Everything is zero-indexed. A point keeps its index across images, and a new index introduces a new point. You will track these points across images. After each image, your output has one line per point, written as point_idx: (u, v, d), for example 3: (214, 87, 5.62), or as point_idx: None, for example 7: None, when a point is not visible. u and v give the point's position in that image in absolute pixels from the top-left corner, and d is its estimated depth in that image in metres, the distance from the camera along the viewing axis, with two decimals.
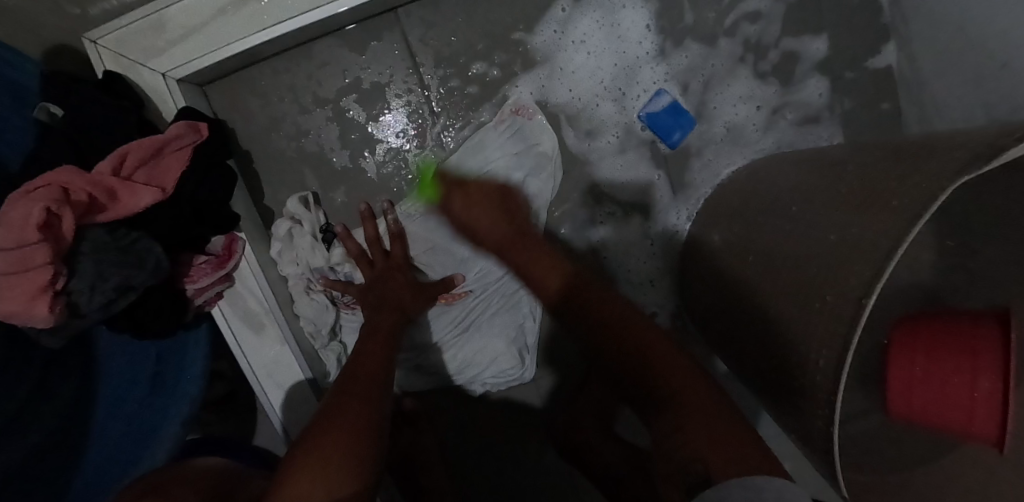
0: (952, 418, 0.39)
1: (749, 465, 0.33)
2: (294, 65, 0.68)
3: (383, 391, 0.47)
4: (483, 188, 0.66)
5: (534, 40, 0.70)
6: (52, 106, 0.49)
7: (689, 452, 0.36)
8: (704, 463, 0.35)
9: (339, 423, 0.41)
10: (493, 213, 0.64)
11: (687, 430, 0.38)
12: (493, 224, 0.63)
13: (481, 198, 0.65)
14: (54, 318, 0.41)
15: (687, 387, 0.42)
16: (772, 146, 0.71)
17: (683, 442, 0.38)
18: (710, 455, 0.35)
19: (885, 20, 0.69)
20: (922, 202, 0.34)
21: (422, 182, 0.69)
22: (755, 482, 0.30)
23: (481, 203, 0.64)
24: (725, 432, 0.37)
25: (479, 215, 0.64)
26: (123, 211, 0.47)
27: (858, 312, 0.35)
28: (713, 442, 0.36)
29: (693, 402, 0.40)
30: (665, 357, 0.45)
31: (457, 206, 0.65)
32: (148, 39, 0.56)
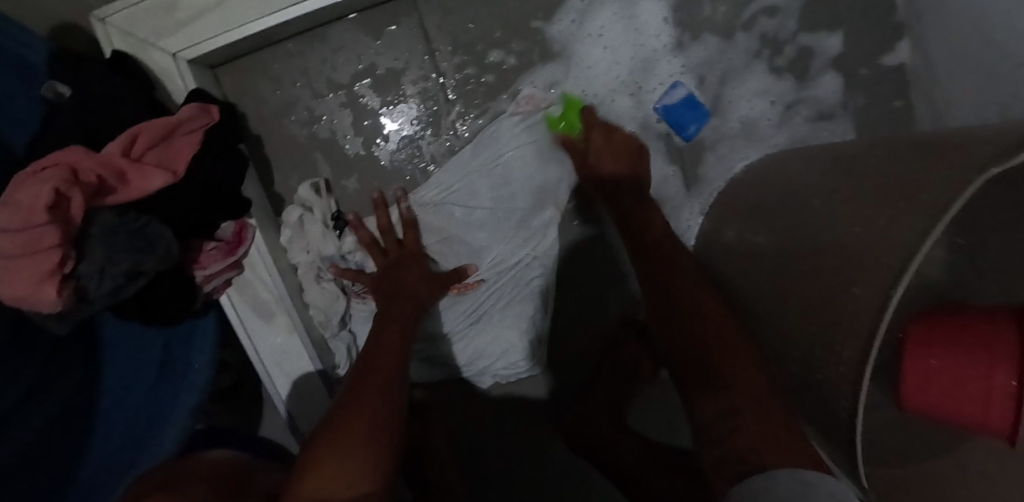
0: (966, 412, 0.39)
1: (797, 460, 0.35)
2: (307, 50, 0.67)
3: (399, 382, 0.47)
4: (623, 138, 0.68)
5: (551, 29, 0.69)
6: (60, 85, 0.47)
7: (740, 441, 0.39)
8: (761, 456, 0.36)
9: (355, 412, 0.41)
10: (623, 158, 0.67)
11: (743, 417, 0.40)
12: (609, 157, 0.66)
13: (619, 143, 0.67)
14: (62, 303, 0.40)
15: (740, 371, 0.44)
16: (785, 141, 0.71)
17: (738, 427, 0.40)
18: (762, 447, 0.37)
19: (899, 18, 0.69)
20: (950, 196, 0.34)
21: (564, 111, 0.67)
22: (806, 475, 0.32)
23: (610, 155, 0.66)
24: (773, 419, 0.39)
25: (607, 164, 0.66)
26: (133, 193, 0.45)
27: (885, 305, 0.35)
28: (764, 431, 0.38)
29: (751, 393, 0.42)
30: (733, 351, 0.46)
31: (596, 143, 0.66)
32: (160, 18, 0.55)
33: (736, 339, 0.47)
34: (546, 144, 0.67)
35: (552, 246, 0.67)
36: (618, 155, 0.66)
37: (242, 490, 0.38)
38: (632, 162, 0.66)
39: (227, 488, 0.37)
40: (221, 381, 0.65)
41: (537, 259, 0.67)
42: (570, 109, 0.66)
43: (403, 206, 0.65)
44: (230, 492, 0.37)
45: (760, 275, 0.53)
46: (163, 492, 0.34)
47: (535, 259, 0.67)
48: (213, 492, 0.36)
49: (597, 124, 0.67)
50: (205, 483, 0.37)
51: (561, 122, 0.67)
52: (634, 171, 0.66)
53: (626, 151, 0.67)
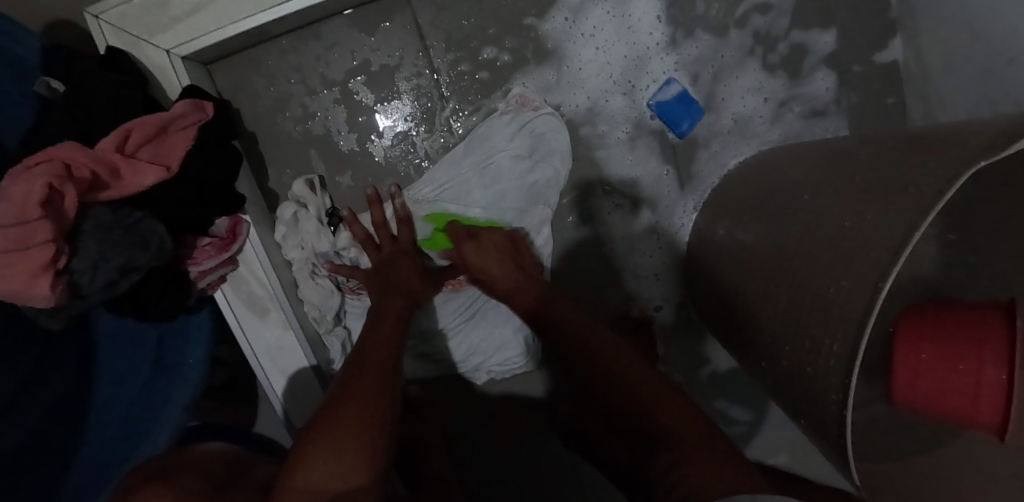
0: (955, 403, 0.39)
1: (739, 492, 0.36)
2: (301, 47, 0.67)
3: (391, 376, 0.47)
4: (495, 238, 0.64)
5: (544, 26, 0.69)
6: (53, 81, 0.48)
7: (688, 486, 0.39)
8: (720, 493, 0.36)
9: (348, 407, 0.41)
10: (500, 261, 0.62)
11: (684, 463, 0.42)
12: (511, 280, 0.61)
13: (494, 245, 0.64)
14: (55, 298, 0.39)
15: (675, 423, 0.47)
16: (778, 138, 0.72)
17: (685, 475, 0.40)
18: (712, 486, 0.38)
19: (893, 14, 0.69)
20: (935, 189, 0.34)
21: (433, 235, 0.67)
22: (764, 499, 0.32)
23: (491, 258, 0.62)
24: (714, 457, 0.42)
25: (495, 267, 0.62)
26: (126, 189, 0.45)
27: (873, 300, 0.35)
28: (712, 471, 0.39)
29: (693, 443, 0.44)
30: (657, 398, 0.50)
31: (466, 253, 0.63)
32: (154, 14, 0.54)
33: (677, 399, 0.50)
34: (541, 142, 0.68)
35: (547, 244, 0.68)
36: (499, 250, 0.63)
37: (235, 484, 0.38)
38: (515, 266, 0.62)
39: (222, 486, 0.37)
40: (216, 377, 0.65)
41: None
42: (438, 235, 0.67)
43: (397, 203, 0.64)
44: (220, 487, 0.37)
45: (750, 271, 0.54)
46: (152, 485, 0.34)
47: None
48: (205, 486, 0.36)
49: (459, 235, 0.64)
50: (202, 479, 0.37)
51: (430, 245, 0.67)
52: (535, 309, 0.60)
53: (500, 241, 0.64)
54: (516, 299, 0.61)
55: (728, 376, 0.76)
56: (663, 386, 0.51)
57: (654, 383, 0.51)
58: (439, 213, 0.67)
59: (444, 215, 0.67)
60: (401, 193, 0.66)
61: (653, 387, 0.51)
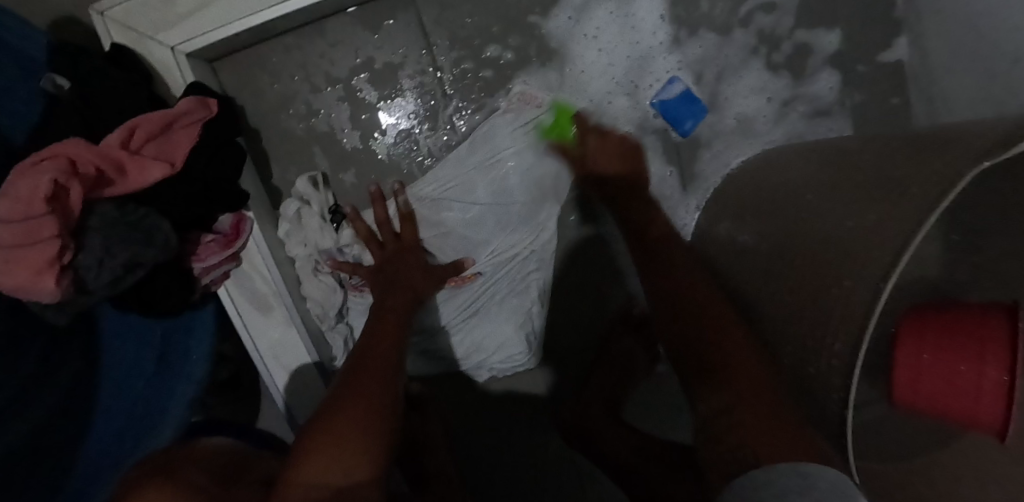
0: (957, 406, 0.40)
1: (791, 453, 0.32)
2: (305, 44, 0.67)
3: (394, 373, 0.47)
4: (617, 139, 0.68)
5: (548, 25, 0.69)
6: (59, 78, 0.47)
7: (735, 438, 0.36)
8: (755, 451, 0.34)
9: (353, 402, 0.41)
10: (621, 160, 0.66)
11: (739, 408, 0.38)
12: (614, 158, 0.66)
13: (616, 146, 0.67)
14: (61, 293, 0.40)
15: (739, 365, 0.41)
16: (781, 138, 0.72)
17: (736, 421, 0.37)
18: (760, 442, 0.34)
19: (898, 14, 0.69)
20: (939, 191, 0.34)
21: (554, 119, 0.67)
22: (801, 469, 0.29)
23: (613, 159, 0.66)
24: (768, 405, 0.37)
25: (611, 160, 0.66)
26: (131, 186, 0.46)
27: (875, 300, 0.35)
28: (763, 422, 0.36)
29: (749, 386, 0.39)
30: (730, 342, 0.44)
31: (592, 148, 0.67)
32: (159, 11, 0.55)
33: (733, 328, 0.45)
34: (545, 136, 0.67)
35: (550, 240, 0.68)
36: (619, 153, 0.67)
37: (240, 478, 0.39)
38: (626, 164, 0.66)
39: (225, 479, 0.38)
40: (219, 373, 0.66)
41: (534, 253, 0.68)
42: (560, 118, 0.67)
43: (400, 200, 0.65)
44: (226, 480, 0.37)
45: (752, 271, 0.54)
46: (162, 478, 0.34)
47: (532, 253, 0.68)
48: (211, 481, 0.36)
49: (592, 131, 0.67)
50: (204, 473, 0.37)
51: (552, 132, 0.67)
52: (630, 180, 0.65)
53: (621, 147, 0.67)
54: (599, 163, 0.66)
55: None
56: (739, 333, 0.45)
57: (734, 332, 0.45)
58: (562, 101, 0.69)
59: (569, 106, 0.68)
60: (404, 190, 0.67)
61: (729, 333, 0.45)
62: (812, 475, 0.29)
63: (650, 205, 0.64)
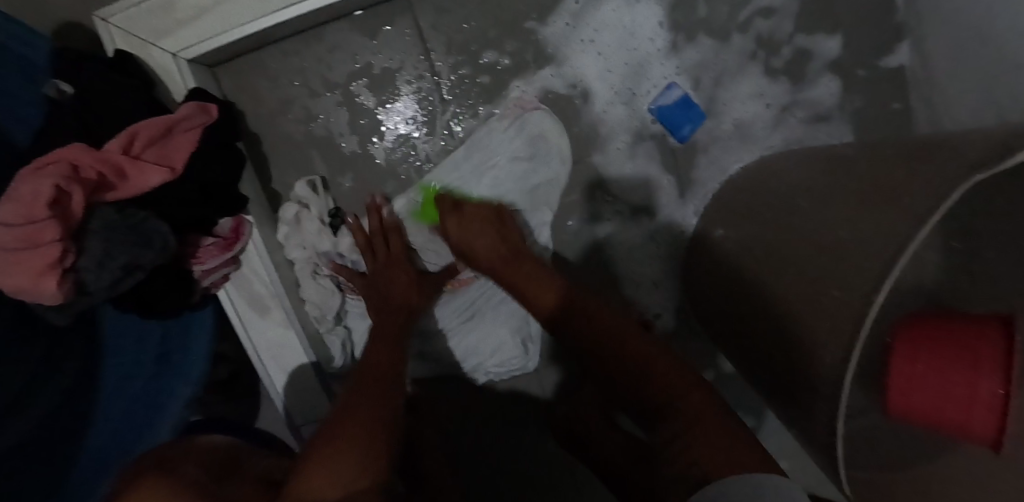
0: (948, 417, 0.39)
1: (742, 466, 0.35)
2: (304, 49, 0.68)
3: (393, 389, 0.47)
4: (480, 207, 0.64)
5: (545, 30, 0.69)
6: (63, 83, 0.48)
7: (687, 456, 0.38)
8: (709, 466, 0.36)
9: (350, 421, 0.41)
10: (489, 234, 0.61)
11: (687, 428, 0.40)
12: (489, 240, 0.61)
13: (477, 214, 0.63)
14: (63, 295, 0.41)
15: (679, 389, 0.44)
16: (781, 143, 0.71)
17: (685, 444, 0.39)
18: (709, 458, 0.37)
19: (899, 19, 0.68)
20: (932, 203, 0.34)
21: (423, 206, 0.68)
22: (754, 479, 0.32)
23: (477, 222, 0.62)
24: (715, 422, 0.40)
25: (478, 237, 0.61)
26: (131, 190, 0.47)
27: (867, 308, 0.35)
28: (712, 442, 0.38)
29: (691, 405, 0.42)
30: (663, 364, 0.46)
31: (452, 226, 0.63)
32: (160, 19, 0.55)
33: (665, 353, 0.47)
34: (540, 142, 0.69)
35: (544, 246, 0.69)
36: (482, 215, 0.63)
37: (230, 471, 0.40)
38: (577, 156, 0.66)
39: (218, 474, 0.38)
40: (218, 373, 0.66)
41: None
42: (427, 203, 0.68)
43: (392, 213, 0.65)
44: (222, 477, 0.38)
45: (747, 279, 0.53)
46: (152, 476, 0.35)
47: None
48: (204, 479, 0.37)
49: (452, 213, 0.64)
50: (200, 469, 0.38)
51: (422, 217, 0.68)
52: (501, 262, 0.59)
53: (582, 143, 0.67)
54: (481, 251, 0.60)
55: (726, 384, 0.76)
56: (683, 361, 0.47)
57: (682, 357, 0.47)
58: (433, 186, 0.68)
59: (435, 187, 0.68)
60: (389, 206, 0.68)
61: (660, 360, 0.46)
62: (763, 485, 0.31)
63: (534, 269, 0.58)
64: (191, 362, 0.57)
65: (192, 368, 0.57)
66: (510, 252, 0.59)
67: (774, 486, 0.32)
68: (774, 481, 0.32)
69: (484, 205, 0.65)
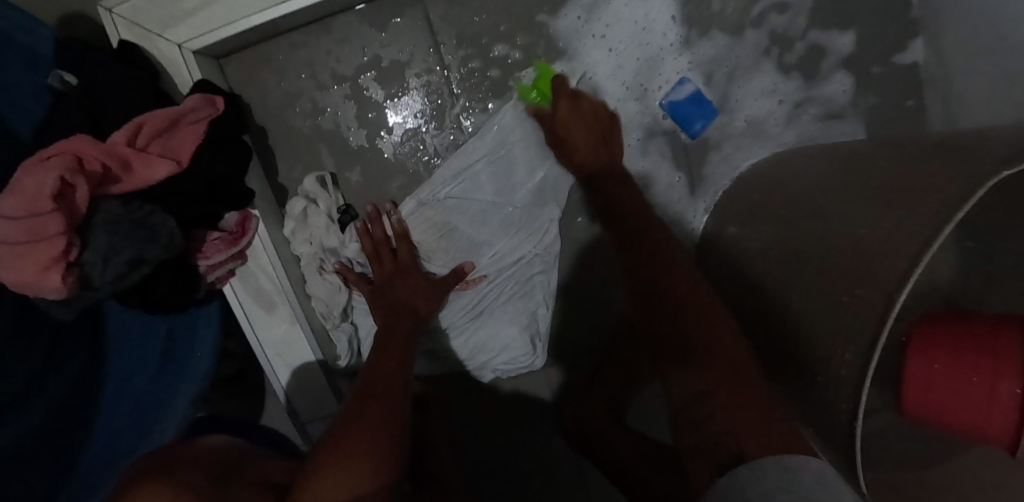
0: (964, 416, 0.38)
1: (777, 446, 0.33)
2: (312, 42, 0.67)
3: (402, 401, 0.46)
4: (590, 102, 0.65)
5: (557, 23, 0.68)
6: (66, 74, 0.47)
7: (715, 426, 0.36)
8: (740, 441, 0.34)
9: (360, 433, 0.39)
10: (591, 132, 0.63)
11: (719, 393, 0.37)
12: (592, 147, 0.63)
13: (590, 111, 0.64)
14: (66, 290, 0.40)
15: (719, 346, 0.41)
16: (793, 140, 0.71)
17: (714, 409, 0.37)
18: (744, 430, 0.34)
19: (914, 15, 0.68)
20: (956, 200, 0.33)
21: (535, 80, 0.67)
22: (791, 463, 0.30)
23: (580, 125, 0.63)
24: (747, 393, 0.37)
25: (576, 129, 0.63)
26: (137, 183, 0.45)
27: (887, 310, 0.34)
28: (741, 415, 0.35)
29: (726, 370, 0.39)
30: (705, 321, 0.43)
31: (560, 115, 0.64)
32: (165, 8, 0.54)
33: (713, 312, 0.44)
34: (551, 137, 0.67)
35: (554, 243, 0.68)
36: (592, 129, 0.63)
37: (236, 476, 0.39)
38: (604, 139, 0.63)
39: (222, 480, 0.37)
40: (223, 369, 0.66)
41: (539, 255, 0.68)
42: (542, 79, 0.67)
43: (394, 220, 0.65)
44: (226, 483, 0.37)
45: (762, 276, 0.52)
46: (158, 477, 0.34)
47: (537, 256, 0.68)
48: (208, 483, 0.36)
49: (566, 96, 0.64)
50: (202, 474, 0.37)
51: (534, 92, 0.67)
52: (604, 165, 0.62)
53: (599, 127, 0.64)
54: (585, 159, 0.62)
55: None
56: (722, 322, 0.43)
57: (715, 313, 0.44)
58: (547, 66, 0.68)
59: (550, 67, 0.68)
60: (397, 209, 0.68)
61: (708, 317, 0.44)
62: (799, 469, 0.30)
63: (625, 184, 0.60)
64: (196, 357, 0.57)
65: (197, 364, 0.56)
66: (607, 152, 0.63)
67: (815, 472, 0.30)
68: (816, 468, 0.30)
69: (599, 103, 0.66)
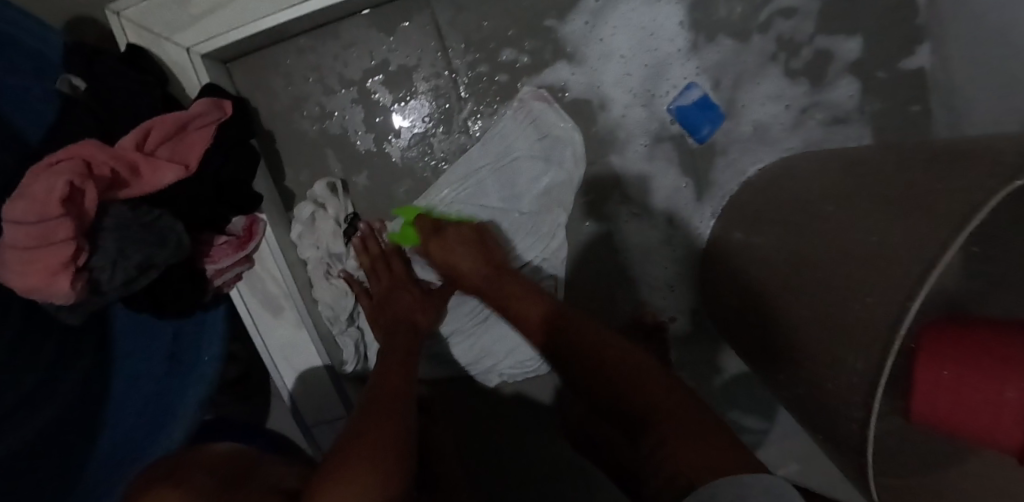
0: (976, 422, 0.38)
1: (729, 469, 0.33)
2: (319, 45, 0.67)
3: (405, 410, 0.46)
4: (458, 229, 0.64)
5: (564, 28, 0.68)
6: (74, 79, 0.47)
7: (669, 467, 0.36)
8: (691, 476, 0.34)
9: (365, 445, 0.39)
10: (473, 253, 0.61)
11: (666, 437, 0.38)
12: (472, 255, 0.61)
13: (459, 239, 0.63)
14: (75, 295, 0.40)
15: (657, 400, 0.42)
16: (799, 145, 0.71)
17: (669, 448, 0.37)
18: (699, 468, 0.34)
19: (920, 21, 0.68)
20: (970, 208, 0.33)
21: (402, 229, 0.67)
22: (744, 477, 0.30)
23: (468, 250, 0.62)
24: (699, 430, 0.38)
25: (459, 259, 0.61)
26: (145, 188, 0.45)
27: (900, 319, 0.33)
28: (696, 450, 0.36)
29: (669, 412, 0.40)
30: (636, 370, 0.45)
31: (443, 239, 0.62)
32: (174, 13, 0.55)
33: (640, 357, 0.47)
34: (558, 148, 0.68)
35: (561, 249, 0.68)
36: (465, 240, 0.62)
37: (245, 478, 0.39)
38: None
39: (231, 481, 0.37)
40: (229, 373, 0.66)
41: (546, 261, 0.69)
42: (406, 228, 0.67)
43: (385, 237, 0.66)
44: (235, 484, 0.37)
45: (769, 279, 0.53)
46: (166, 485, 0.34)
47: (544, 261, 0.68)
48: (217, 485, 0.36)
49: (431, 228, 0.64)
50: (210, 477, 0.37)
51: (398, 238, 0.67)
52: (492, 268, 0.60)
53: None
54: (464, 266, 0.61)
55: (740, 386, 0.76)
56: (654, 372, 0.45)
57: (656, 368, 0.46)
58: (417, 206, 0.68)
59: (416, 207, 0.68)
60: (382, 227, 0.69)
61: (635, 366, 0.46)
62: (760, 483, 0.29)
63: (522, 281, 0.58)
64: (203, 363, 0.56)
65: (205, 368, 0.55)
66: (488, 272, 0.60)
67: (765, 485, 0.29)
68: (765, 480, 0.30)
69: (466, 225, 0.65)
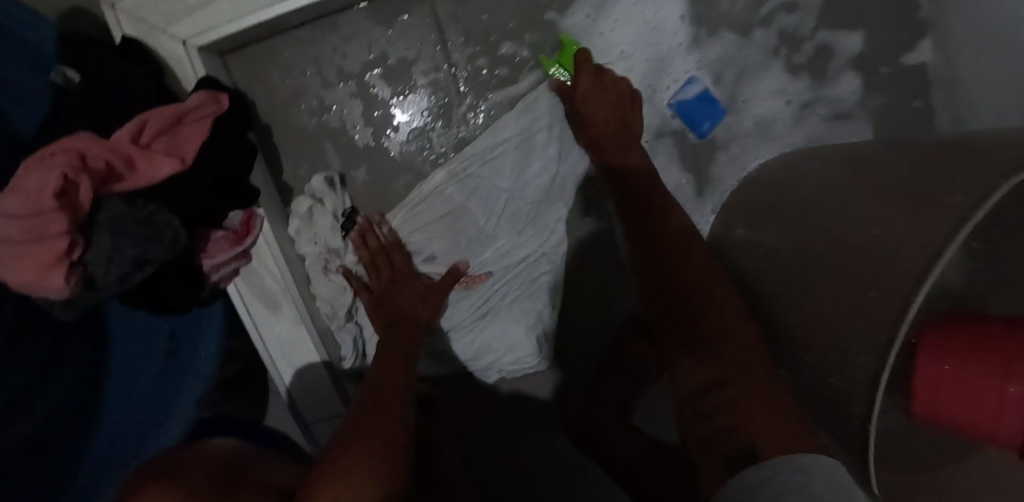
0: (979, 419, 0.37)
1: (789, 442, 0.36)
2: (318, 38, 0.66)
3: (404, 405, 0.46)
4: (614, 79, 0.64)
5: (564, 22, 0.68)
6: (69, 70, 0.48)
7: (728, 415, 0.40)
8: (752, 438, 0.37)
9: (364, 442, 0.39)
10: (615, 103, 0.63)
11: (730, 388, 0.41)
12: (609, 108, 0.63)
13: (612, 84, 0.64)
14: (69, 289, 0.39)
15: (726, 337, 0.45)
16: (802, 140, 0.70)
17: (721, 402, 0.41)
18: (761, 430, 0.37)
19: (923, 16, 0.67)
20: (975, 201, 0.33)
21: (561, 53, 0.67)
22: (801, 460, 0.33)
23: (604, 101, 0.63)
24: (763, 390, 0.40)
25: (607, 102, 0.63)
26: (141, 181, 0.45)
27: (904, 312, 0.33)
28: (751, 410, 0.39)
29: (742, 366, 0.42)
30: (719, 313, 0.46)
31: (587, 89, 0.63)
32: (171, 4, 0.54)
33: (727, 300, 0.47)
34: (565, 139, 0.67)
35: (560, 242, 0.68)
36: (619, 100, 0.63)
37: (242, 477, 0.39)
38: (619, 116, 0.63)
39: (228, 481, 0.37)
40: (226, 369, 0.65)
41: (545, 255, 0.68)
42: (565, 52, 0.66)
43: (385, 231, 0.67)
44: (233, 483, 0.37)
45: (771, 273, 0.53)
46: (163, 482, 0.33)
47: (543, 255, 0.67)
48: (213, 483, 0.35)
49: (590, 66, 0.64)
50: (206, 479, 0.36)
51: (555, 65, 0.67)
52: (625, 124, 0.62)
53: (617, 100, 0.64)
54: (598, 122, 0.62)
55: None
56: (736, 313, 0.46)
57: (736, 317, 0.46)
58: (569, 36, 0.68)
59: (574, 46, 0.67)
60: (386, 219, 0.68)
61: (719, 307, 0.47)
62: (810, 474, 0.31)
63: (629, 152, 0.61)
64: (199, 357, 0.55)
65: (201, 363, 0.55)
66: (631, 106, 0.64)
67: (826, 470, 0.32)
68: (825, 464, 0.32)
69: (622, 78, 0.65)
